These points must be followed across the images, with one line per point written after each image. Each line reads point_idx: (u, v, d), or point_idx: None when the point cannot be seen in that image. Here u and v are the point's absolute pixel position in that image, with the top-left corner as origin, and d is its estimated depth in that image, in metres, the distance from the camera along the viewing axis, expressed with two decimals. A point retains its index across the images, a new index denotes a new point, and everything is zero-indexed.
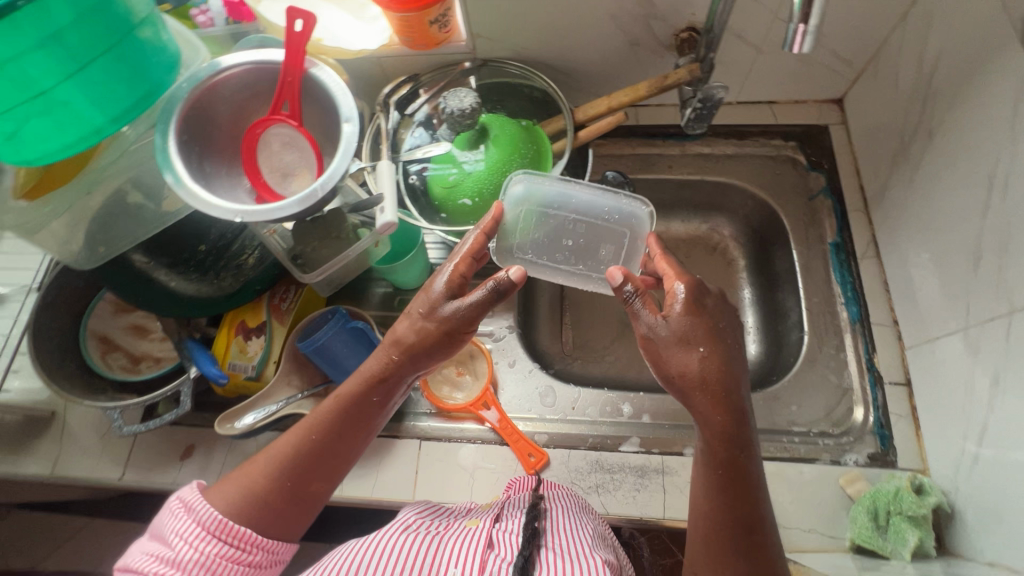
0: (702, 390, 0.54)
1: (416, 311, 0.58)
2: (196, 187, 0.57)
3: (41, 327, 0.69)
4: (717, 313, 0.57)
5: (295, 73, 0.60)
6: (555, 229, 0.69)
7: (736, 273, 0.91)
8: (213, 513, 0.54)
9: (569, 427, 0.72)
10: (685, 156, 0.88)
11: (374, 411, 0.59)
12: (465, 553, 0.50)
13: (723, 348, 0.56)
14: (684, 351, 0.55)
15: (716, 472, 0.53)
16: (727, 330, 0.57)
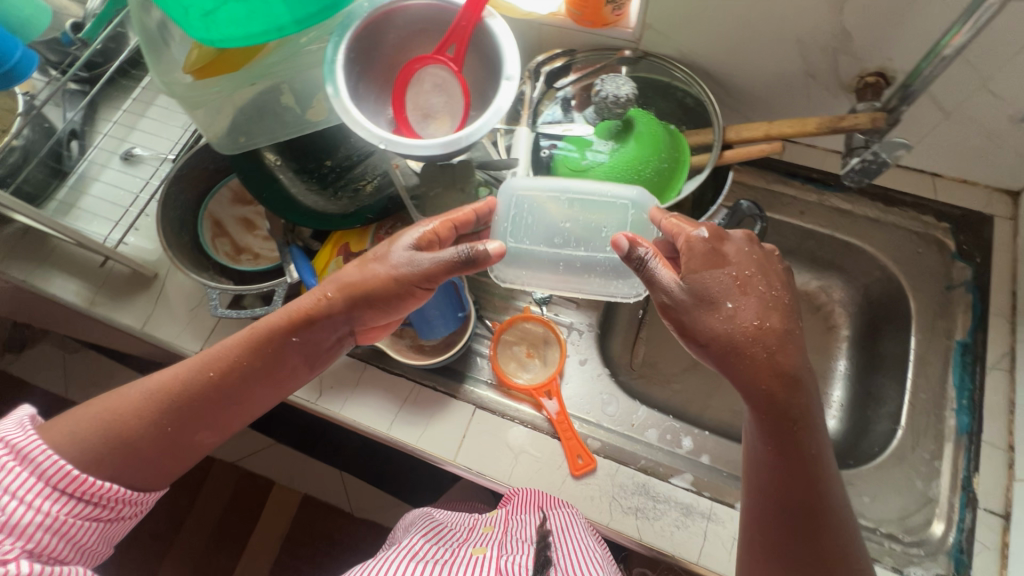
0: (739, 356, 0.53)
1: (370, 257, 0.59)
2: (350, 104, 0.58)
3: (171, 196, 0.74)
4: (749, 259, 0.57)
5: (471, 19, 0.59)
6: (549, 216, 0.65)
7: (835, 342, 0.85)
8: (59, 464, 0.49)
9: (623, 442, 0.70)
10: (820, 206, 0.82)
11: (286, 359, 0.57)
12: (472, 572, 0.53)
13: (757, 297, 0.55)
14: (715, 311, 0.54)
15: (765, 448, 0.54)
16: (762, 284, 0.56)
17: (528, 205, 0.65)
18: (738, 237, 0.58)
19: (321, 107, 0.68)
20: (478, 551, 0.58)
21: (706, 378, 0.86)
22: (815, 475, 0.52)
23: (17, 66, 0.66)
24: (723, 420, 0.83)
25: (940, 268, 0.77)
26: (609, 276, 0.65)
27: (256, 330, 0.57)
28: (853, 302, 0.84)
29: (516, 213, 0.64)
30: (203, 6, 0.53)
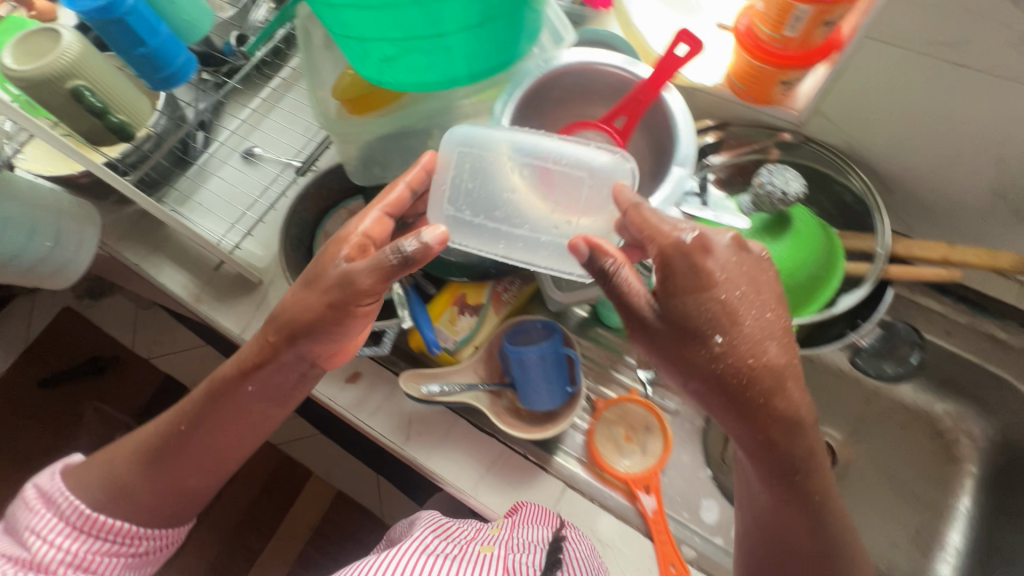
0: (720, 391, 0.48)
1: (304, 279, 0.57)
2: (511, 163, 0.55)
3: (296, 212, 0.73)
4: (739, 274, 0.49)
5: (650, 94, 0.55)
6: (486, 177, 0.57)
7: (956, 476, 0.78)
8: (76, 508, 0.55)
9: (723, 556, 0.65)
10: (968, 329, 0.75)
11: (251, 405, 0.59)
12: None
13: (747, 330, 0.48)
14: (701, 347, 0.48)
15: (774, 485, 0.51)
16: (738, 295, 0.48)
17: (470, 161, 0.58)
18: (723, 242, 0.50)
19: None
20: (486, 551, 0.56)
21: None
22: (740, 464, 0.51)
23: (176, 72, 0.66)
24: None
25: None
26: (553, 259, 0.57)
27: (220, 375, 0.58)
28: (988, 437, 0.77)
29: (456, 175, 0.58)
30: (383, 53, 0.51)
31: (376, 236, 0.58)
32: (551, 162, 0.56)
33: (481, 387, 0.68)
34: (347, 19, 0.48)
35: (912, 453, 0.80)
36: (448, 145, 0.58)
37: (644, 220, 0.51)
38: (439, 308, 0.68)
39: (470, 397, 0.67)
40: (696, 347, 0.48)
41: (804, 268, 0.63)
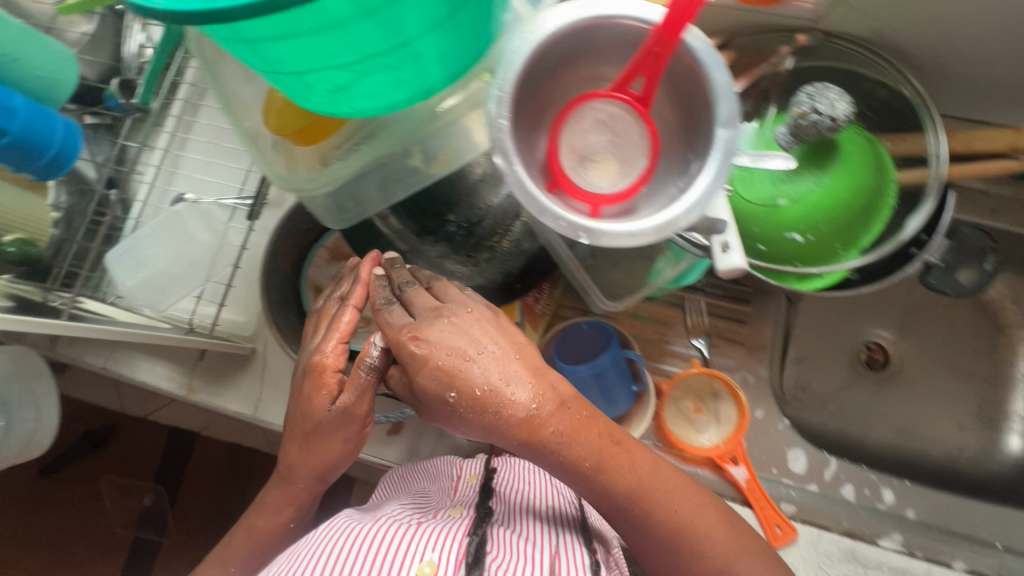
0: (497, 418, 0.46)
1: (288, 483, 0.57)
2: (531, 181, 0.44)
3: (491, 399, 0.46)
4: (460, 336, 0.48)
5: (668, 45, 0.44)
6: (181, 276, 0.68)
7: (1012, 344, 0.78)
8: None
9: (822, 503, 0.63)
10: (1016, 199, 0.70)
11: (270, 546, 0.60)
12: (446, 542, 0.49)
13: (410, 353, 0.48)
14: (434, 401, 0.47)
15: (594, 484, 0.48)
16: (479, 367, 0.46)
17: (157, 284, 0.67)
18: (439, 325, 0.49)
19: (446, 156, 0.54)
20: (456, 515, 0.55)
21: (864, 395, 0.80)
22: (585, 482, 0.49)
23: (58, 153, 0.52)
24: (888, 440, 0.78)
25: None
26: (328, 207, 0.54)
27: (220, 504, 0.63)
28: None
29: (166, 289, 0.68)
30: (333, 82, 0.38)
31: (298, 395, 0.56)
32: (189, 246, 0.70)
33: None
34: (360, 93, 0.40)
35: (955, 335, 0.80)
36: (158, 302, 0.67)
37: (384, 322, 0.51)
38: None
39: None
40: (451, 414, 0.48)
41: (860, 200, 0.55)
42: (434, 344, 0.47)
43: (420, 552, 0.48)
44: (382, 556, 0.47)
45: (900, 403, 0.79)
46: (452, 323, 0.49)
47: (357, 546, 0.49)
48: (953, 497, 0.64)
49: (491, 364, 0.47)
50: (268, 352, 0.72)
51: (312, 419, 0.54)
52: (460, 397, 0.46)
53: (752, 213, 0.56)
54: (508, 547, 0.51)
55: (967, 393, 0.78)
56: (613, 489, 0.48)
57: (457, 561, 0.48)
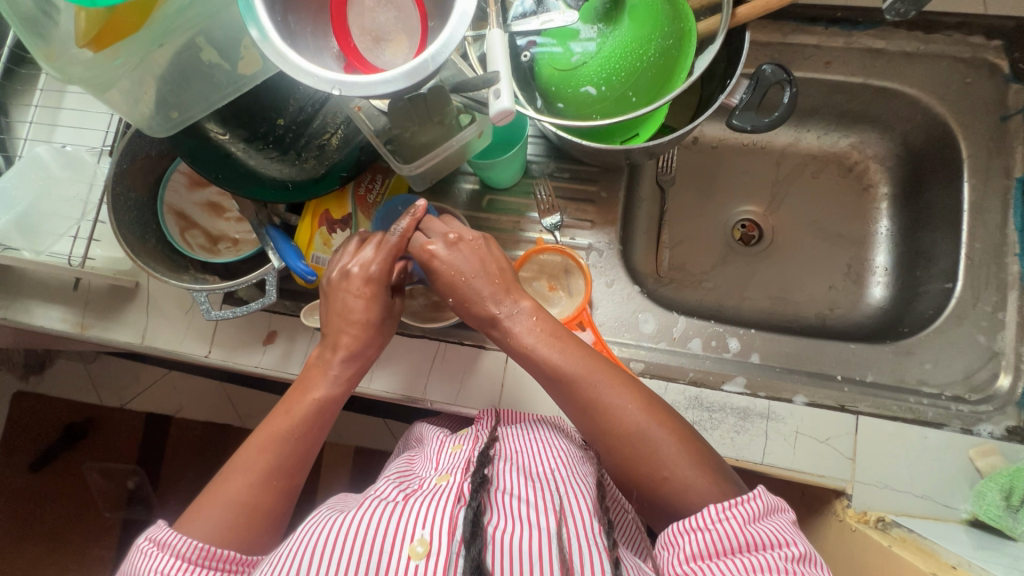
0: (496, 328, 0.56)
1: (279, 425, 0.52)
2: (284, 46, 0.46)
3: (474, 301, 0.56)
4: (478, 260, 0.57)
5: None
6: (55, 220, 0.73)
7: (874, 202, 0.79)
8: (192, 541, 0.45)
9: (669, 357, 0.67)
10: (848, 50, 0.71)
11: (270, 494, 0.49)
12: (437, 511, 0.43)
13: (481, 261, 0.57)
14: (464, 305, 0.57)
15: (587, 409, 0.51)
16: (470, 286, 0.56)
17: (30, 227, 0.71)
18: (447, 241, 0.58)
19: (252, 55, 0.55)
20: (444, 483, 0.47)
21: (738, 269, 0.81)
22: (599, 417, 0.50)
23: None
24: (763, 308, 0.78)
25: (994, 96, 0.67)
26: (154, 116, 0.55)
27: None
28: (892, 155, 0.78)
29: (41, 232, 0.72)
30: None
31: (336, 319, 0.57)
32: (60, 191, 0.74)
33: None
34: None
35: (823, 199, 0.81)
36: (35, 244, 0.71)
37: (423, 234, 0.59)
38: (305, 236, 0.63)
39: None
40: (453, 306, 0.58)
41: (651, 45, 0.56)
42: (448, 258, 0.57)
43: (410, 531, 0.42)
44: (370, 544, 0.41)
45: (773, 272, 0.81)
46: (460, 242, 0.58)
47: (341, 537, 0.41)
48: (800, 340, 0.67)
49: (477, 274, 0.56)
50: (150, 284, 0.75)
51: (362, 329, 0.57)
52: (502, 310, 0.55)
53: (545, 77, 0.59)
54: (506, 512, 0.45)
55: (835, 254, 0.79)
56: (606, 428, 0.50)
57: (453, 534, 0.41)
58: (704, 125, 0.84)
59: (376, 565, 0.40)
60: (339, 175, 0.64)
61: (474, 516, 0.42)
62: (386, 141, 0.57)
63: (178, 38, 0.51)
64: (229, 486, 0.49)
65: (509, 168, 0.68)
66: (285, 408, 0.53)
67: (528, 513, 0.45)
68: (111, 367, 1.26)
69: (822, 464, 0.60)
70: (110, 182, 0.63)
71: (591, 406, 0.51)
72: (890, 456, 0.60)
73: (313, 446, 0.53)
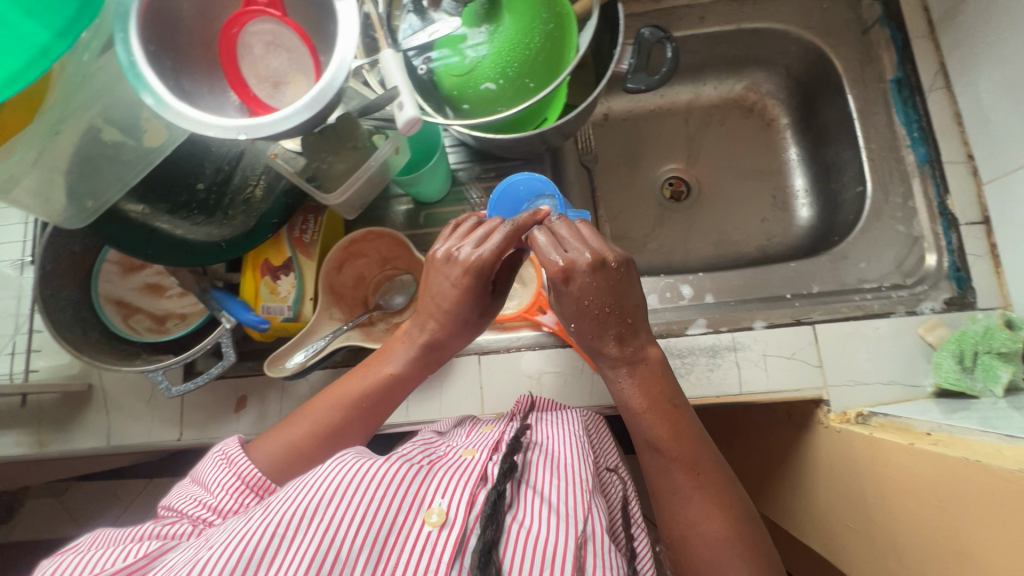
0: (624, 367, 0.54)
1: (344, 399, 0.57)
2: (182, 105, 0.47)
3: (602, 335, 0.53)
4: (614, 296, 0.51)
5: None
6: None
7: (779, 134, 0.85)
8: (253, 470, 0.52)
9: None
10: (716, 3, 0.77)
11: (328, 453, 0.56)
12: (458, 487, 0.46)
13: (615, 300, 0.51)
14: (593, 339, 0.54)
15: (694, 475, 0.53)
16: (607, 320, 0.52)
17: None
18: (581, 273, 0.50)
19: (155, 126, 0.55)
20: (469, 459, 0.50)
21: (677, 225, 0.85)
22: (706, 516, 0.51)
23: None
24: (708, 254, 0.82)
25: (851, 14, 0.74)
26: (73, 206, 0.55)
27: None
28: (782, 88, 0.84)
29: None
30: None
31: (428, 302, 0.57)
32: None
33: (348, 326, 0.65)
34: None
35: (735, 142, 0.87)
36: None
37: (542, 247, 0.51)
38: (250, 288, 0.62)
39: (343, 340, 0.64)
40: (584, 337, 0.54)
41: (534, 34, 0.60)
42: (579, 286, 0.50)
43: (428, 500, 0.44)
44: (390, 512, 0.42)
45: (709, 219, 0.85)
46: (604, 271, 0.50)
47: (371, 483, 0.43)
48: (746, 273, 0.70)
49: (612, 308, 0.52)
50: (104, 382, 0.73)
51: (449, 322, 0.57)
52: (609, 358, 0.55)
53: (451, 86, 0.62)
54: (530, 506, 0.46)
55: (758, 190, 0.84)
56: (694, 520, 0.52)
57: (471, 510, 0.44)
58: (611, 101, 0.89)
59: (389, 528, 0.42)
60: (271, 223, 0.63)
61: (495, 501, 0.44)
62: (309, 177, 0.58)
63: (78, 125, 0.52)
64: (297, 429, 0.56)
65: (436, 178, 0.70)
66: (364, 377, 0.59)
67: (554, 504, 0.46)
68: (85, 492, 1.19)
69: (793, 379, 0.63)
70: (36, 287, 0.61)
71: (690, 484, 0.53)
72: (852, 354, 0.63)
73: (371, 424, 0.58)
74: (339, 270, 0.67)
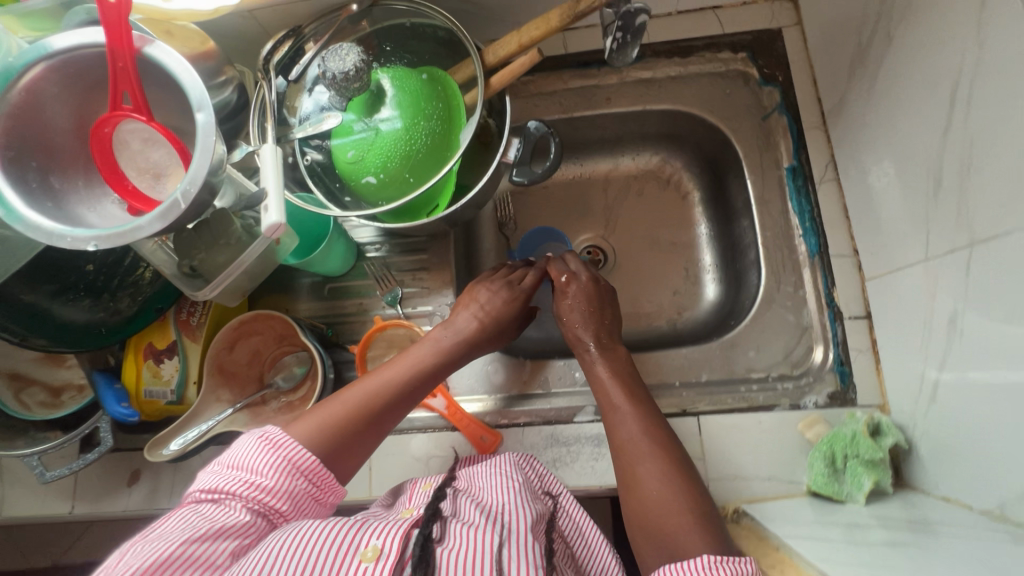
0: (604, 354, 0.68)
1: (380, 382, 0.61)
2: (33, 215, 0.48)
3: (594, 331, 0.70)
4: (598, 293, 0.73)
5: (125, 55, 0.49)
6: None
7: (692, 208, 0.86)
8: (306, 453, 0.53)
9: (524, 403, 0.69)
10: (623, 84, 0.78)
11: (363, 434, 0.58)
12: (390, 531, 0.47)
13: (600, 299, 0.73)
14: (584, 335, 0.70)
15: (674, 455, 0.58)
16: (599, 314, 0.71)
17: None
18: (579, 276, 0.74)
19: None
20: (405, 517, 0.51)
21: None
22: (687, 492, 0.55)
23: None
24: None
25: (752, 101, 0.75)
26: None
27: None
28: (694, 164, 0.85)
29: None
30: None
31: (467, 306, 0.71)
32: None
33: (235, 409, 0.65)
34: None
35: (651, 212, 0.87)
36: None
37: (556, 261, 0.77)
38: (131, 374, 0.63)
39: (227, 425, 0.64)
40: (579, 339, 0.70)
41: (417, 129, 0.61)
42: (573, 284, 0.73)
43: (361, 544, 0.46)
44: (317, 558, 0.44)
45: (622, 291, 0.85)
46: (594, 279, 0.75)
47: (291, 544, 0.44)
48: (639, 357, 0.71)
49: (603, 304, 0.72)
50: None
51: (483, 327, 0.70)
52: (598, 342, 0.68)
53: (340, 174, 0.64)
54: (459, 539, 0.47)
55: (671, 263, 0.85)
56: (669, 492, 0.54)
57: (401, 553, 0.45)
58: None
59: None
60: (153, 309, 0.65)
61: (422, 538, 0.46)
62: (188, 271, 0.58)
63: None
64: (331, 413, 0.58)
65: (333, 255, 0.71)
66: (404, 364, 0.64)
67: (486, 535, 0.47)
68: None
69: None
70: None
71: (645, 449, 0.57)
72: (734, 448, 0.63)
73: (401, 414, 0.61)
74: (230, 349, 0.67)
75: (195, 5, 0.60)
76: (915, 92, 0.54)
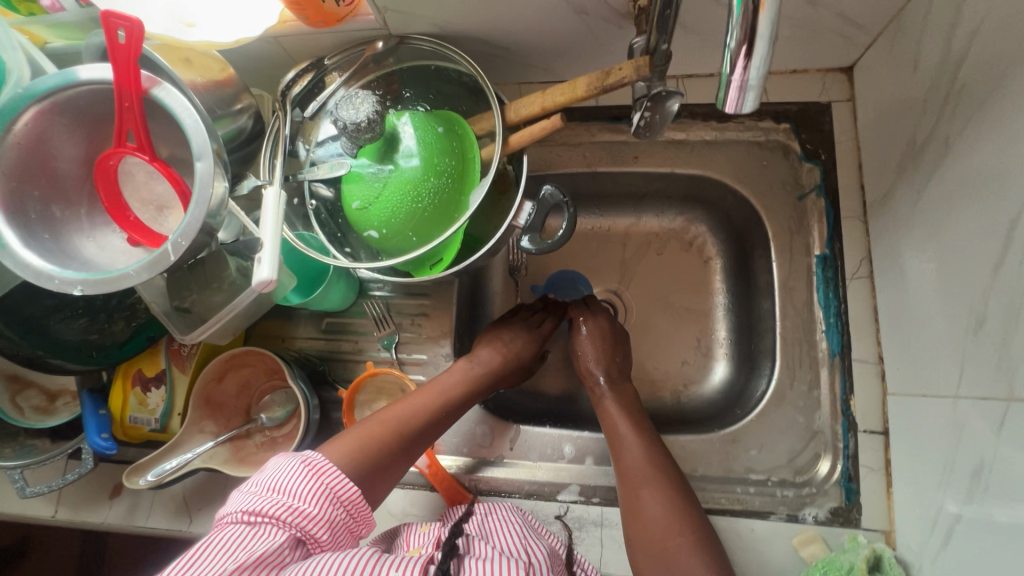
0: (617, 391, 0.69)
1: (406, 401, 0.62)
2: (25, 255, 0.48)
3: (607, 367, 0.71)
4: (614, 328, 0.75)
5: (132, 96, 0.48)
6: None
7: (712, 276, 0.81)
8: (345, 480, 0.51)
9: (508, 471, 0.67)
10: (653, 144, 0.74)
11: (394, 454, 0.57)
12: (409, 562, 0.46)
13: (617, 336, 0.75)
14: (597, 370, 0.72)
15: (678, 484, 0.58)
16: (612, 346, 0.73)
17: None
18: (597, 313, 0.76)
19: None
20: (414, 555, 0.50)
21: None
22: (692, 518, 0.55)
23: None
24: None
25: (789, 177, 0.70)
26: None
27: None
28: (720, 231, 0.80)
29: None
30: None
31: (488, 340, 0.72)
32: None
33: (216, 442, 0.65)
34: None
35: (669, 273, 0.83)
36: None
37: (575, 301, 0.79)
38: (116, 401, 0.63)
39: (206, 458, 0.63)
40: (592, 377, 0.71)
41: (425, 187, 0.58)
42: (591, 319, 0.75)
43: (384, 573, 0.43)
44: None
45: None
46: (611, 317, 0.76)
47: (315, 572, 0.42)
48: None
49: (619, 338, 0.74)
50: None
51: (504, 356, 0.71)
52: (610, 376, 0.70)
53: (345, 220, 0.63)
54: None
55: (682, 331, 0.81)
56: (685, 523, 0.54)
57: None
58: None
59: None
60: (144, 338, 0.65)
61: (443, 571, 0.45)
62: (181, 309, 0.58)
63: None
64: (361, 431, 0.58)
65: (332, 295, 0.69)
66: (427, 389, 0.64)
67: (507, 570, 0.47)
68: None
69: None
70: None
71: (649, 475, 0.58)
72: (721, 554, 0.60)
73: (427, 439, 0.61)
74: (219, 380, 0.67)
75: (215, 36, 0.60)
76: (969, 212, 0.49)
